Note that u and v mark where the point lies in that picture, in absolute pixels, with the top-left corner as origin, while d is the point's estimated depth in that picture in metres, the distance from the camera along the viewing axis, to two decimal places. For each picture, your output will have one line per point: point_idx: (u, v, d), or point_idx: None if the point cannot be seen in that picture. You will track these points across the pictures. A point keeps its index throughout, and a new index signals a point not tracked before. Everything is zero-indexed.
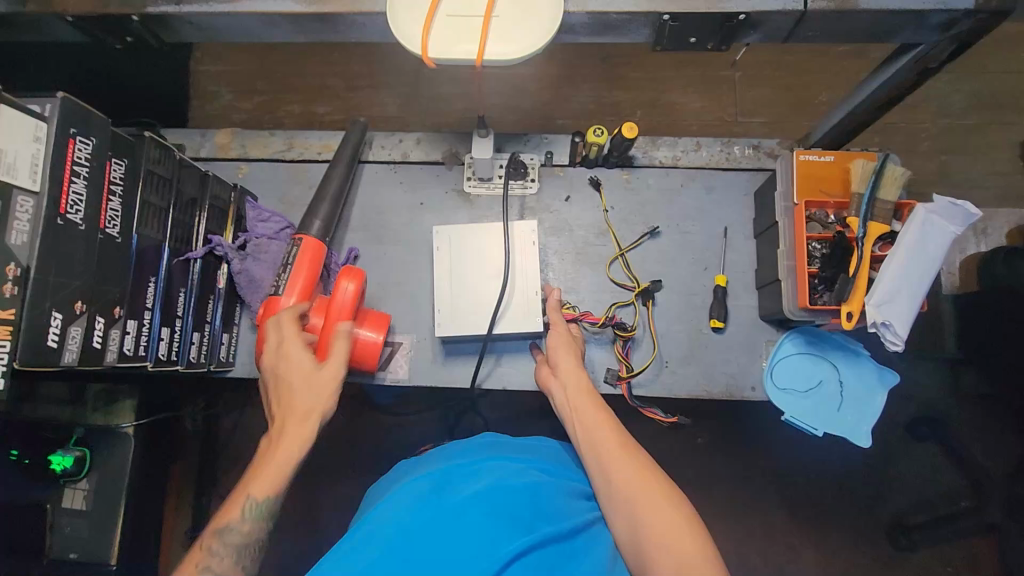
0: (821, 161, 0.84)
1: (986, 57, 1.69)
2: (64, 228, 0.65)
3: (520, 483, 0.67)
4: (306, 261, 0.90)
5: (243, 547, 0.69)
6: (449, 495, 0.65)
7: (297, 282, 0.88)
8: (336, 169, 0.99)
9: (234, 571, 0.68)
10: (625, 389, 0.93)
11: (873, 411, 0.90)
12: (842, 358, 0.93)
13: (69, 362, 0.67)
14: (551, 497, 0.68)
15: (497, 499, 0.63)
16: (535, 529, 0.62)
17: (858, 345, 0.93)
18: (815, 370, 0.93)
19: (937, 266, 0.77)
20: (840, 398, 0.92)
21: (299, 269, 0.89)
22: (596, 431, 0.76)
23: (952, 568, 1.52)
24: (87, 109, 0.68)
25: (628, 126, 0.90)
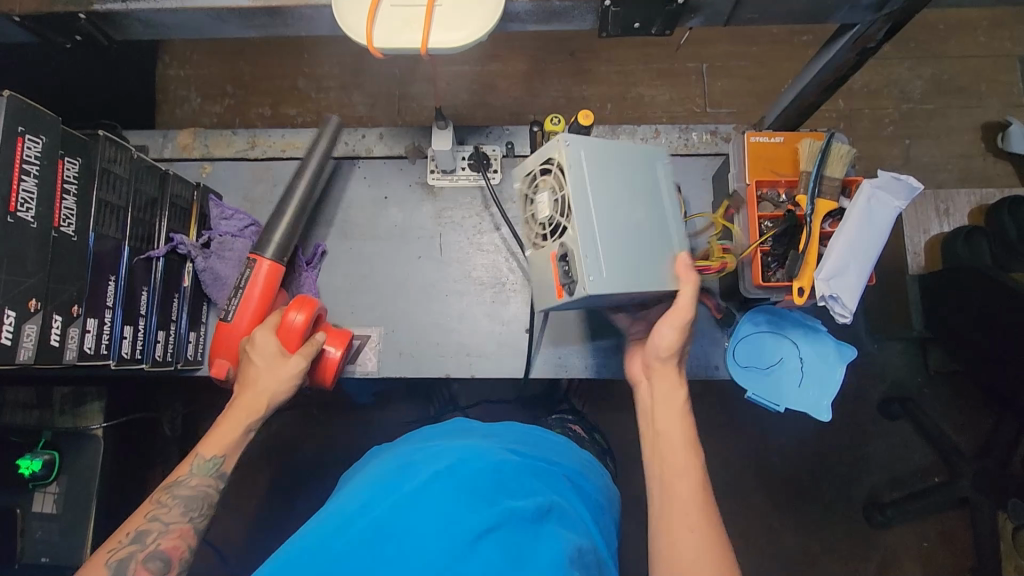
0: (770, 142, 0.86)
1: (943, 42, 1.73)
2: (14, 226, 0.65)
3: (481, 464, 0.66)
4: (262, 286, 0.90)
5: (193, 498, 0.75)
6: (411, 476, 0.65)
7: (248, 308, 0.89)
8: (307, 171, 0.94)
9: (159, 548, 0.70)
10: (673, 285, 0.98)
11: (833, 384, 0.91)
12: (799, 333, 0.94)
13: (25, 359, 0.67)
14: (518, 475, 0.67)
15: (461, 478, 0.63)
16: (496, 503, 0.61)
17: (813, 320, 0.94)
18: (775, 347, 0.94)
19: (884, 240, 0.79)
20: (799, 372, 0.93)
21: (253, 292, 0.89)
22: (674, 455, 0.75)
23: (927, 542, 1.55)
24: (36, 108, 0.68)
25: (584, 114, 0.92)
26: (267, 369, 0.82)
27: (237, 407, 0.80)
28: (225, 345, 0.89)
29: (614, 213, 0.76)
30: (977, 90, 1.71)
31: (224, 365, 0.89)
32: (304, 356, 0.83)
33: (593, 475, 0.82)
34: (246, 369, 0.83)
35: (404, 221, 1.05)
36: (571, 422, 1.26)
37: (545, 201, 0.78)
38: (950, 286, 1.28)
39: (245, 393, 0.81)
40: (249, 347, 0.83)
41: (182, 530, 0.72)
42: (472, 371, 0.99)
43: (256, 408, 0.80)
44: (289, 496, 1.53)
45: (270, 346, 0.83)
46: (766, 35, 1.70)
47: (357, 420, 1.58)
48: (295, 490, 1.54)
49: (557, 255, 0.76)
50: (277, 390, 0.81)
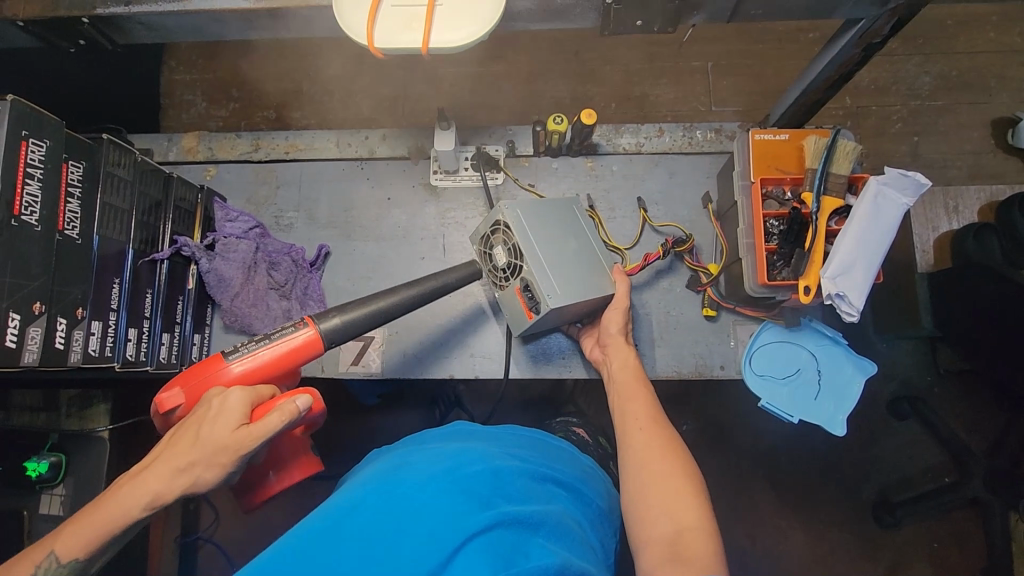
0: (776, 139, 0.85)
1: (951, 38, 1.72)
2: (19, 229, 0.65)
3: (479, 466, 0.67)
4: (283, 352, 0.78)
5: None
6: (407, 475, 0.65)
7: (254, 363, 0.77)
8: (382, 301, 0.83)
9: None
10: (708, 294, 0.96)
11: (849, 400, 0.91)
12: (819, 346, 0.94)
13: (30, 362, 0.67)
14: (513, 481, 0.68)
15: (459, 479, 0.64)
16: (492, 508, 0.61)
17: (835, 333, 0.94)
18: (793, 358, 0.94)
19: (892, 237, 0.78)
20: (817, 385, 0.93)
21: (273, 353, 0.78)
22: (657, 461, 0.76)
23: (937, 544, 1.54)
24: (39, 112, 0.68)
25: (586, 113, 0.91)
26: (206, 444, 0.64)
27: (150, 472, 0.64)
28: (200, 383, 0.76)
29: (549, 247, 0.87)
30: (986, 86, 1.69)
31: (177, 398, 0.75)
32: (254, 438, 0.64)
33: (591, 481, 0.81)
34: (183, 431, 0.66)
35: (407, 222, 1.04)
36: (576, 426, 1.26)
37: (499, 253, 0.90)
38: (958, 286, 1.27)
39: (163, 460, 0.64)
40: (210, 405, 0.67)
41: None
42: (476, 373, 0.99)
43: (169, 488, 0.64)
44: (297, 496, 1.55)
45: (231, 415, 0.66)
46: (771, 33, 1.69)
47: (364, 421, 1.59)
48: (302, 489, 1.56)
49: (520, 288, 0.88)
50: (201, 474, 0.64)
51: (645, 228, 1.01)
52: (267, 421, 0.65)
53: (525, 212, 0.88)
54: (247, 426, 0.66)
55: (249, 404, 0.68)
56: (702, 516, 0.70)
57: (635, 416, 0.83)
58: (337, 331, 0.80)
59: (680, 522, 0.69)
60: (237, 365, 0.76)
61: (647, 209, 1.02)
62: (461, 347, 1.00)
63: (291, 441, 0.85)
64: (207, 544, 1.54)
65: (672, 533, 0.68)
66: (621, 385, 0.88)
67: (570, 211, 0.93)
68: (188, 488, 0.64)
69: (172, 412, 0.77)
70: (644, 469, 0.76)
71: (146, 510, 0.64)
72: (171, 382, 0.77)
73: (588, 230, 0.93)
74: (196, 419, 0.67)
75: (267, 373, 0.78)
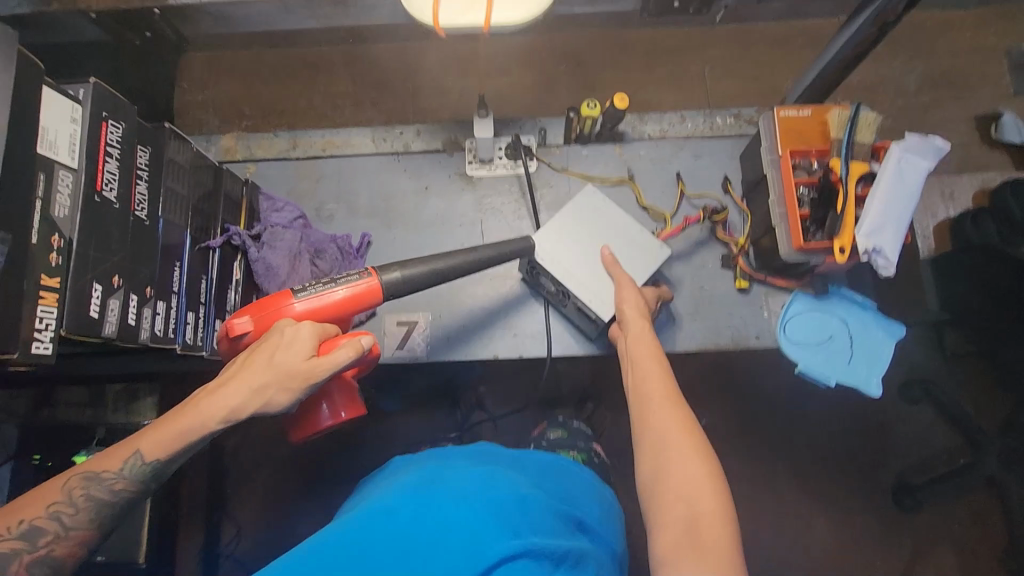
0: (799, 115, 0.91)
1: (931, 41, 1.83)
2: (101, 205, 0.67)
3: (514, 492, 0.67)
4: (347, 296, 0.82)
5: (97, 505, 0.70)
6: (430, 491, 0.66)
7: (322, 301, 0.80)
8: (443, 261, 0.86)
9: (85, 525, 0.69)
10: (743, 265, 1.00)
11: (882, 362, 0.94)
12: (848, 312, 0.98)
13: (110, 334, 0.68)
14: (543, 510, 0.67)
15: (489, 502, 0.64)
16: (523, 537, 0.60)
17: (862, 299, 0.98)
18: (825, 325, 0.97)
19: (917, 198, 0.83)
20: (850, 350, 0.95)
21: (337, 296, 0.81)
22: (678, 439, 0.73)
23: (958, 524, 1.59)
24: (116, 96, 0.72)
25: (620, 96, 0.96)
26: (282, 368, 0.71)
27: (228, 389, 0.71)
28: (269, 315, 0.79)
29: (584, 263, 0.94)
30: (968, 84, 1.80)
31: (244, 323, 0.78)
32: (324, 368, 0.71)
33: (610, 523, 0.80)
34: (259, 354, 0.73)
35: (446, 210, 1.07)
36: (595, 444, 1.26)
37: (546, 280, 0.98)
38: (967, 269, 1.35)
39: (243, 377, 0.71)
40: (283, 333, 0.74)
41: (81, 536, 0.69)
42: (520, 352, 1.01)
43: (246, 404, 0.71)
44: (325, 505, 1.55)
45: (303, 345, 0.73)
46: (762, 40, 1.79)
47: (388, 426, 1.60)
48: (328, 499, 1.56)
49: (576, 305, 0.97)
50: (276, 395, 0.71)
51: (682, 200, 1.06)
52: (336, 353, 0.72)
53: (549, 239, 0.96)
54: (318, 357, 0.73)
55: (318, 337, 0.75)
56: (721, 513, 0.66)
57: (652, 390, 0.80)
58: (399, 284, 0.83)
59: (695, 505, 0.67)
60: (305, 303, 0.79)
61: (684, 183, 1.07)
62: (504, 330, 1.03)
63: (344, 381, 0.87)
64: (229, 561, 1.52)
65: (688, 518, 0.66)
66: (637, 363, 0.84)
67: (587, 211, 0.98)
68: (262, 407, 0.71)
69: (237, 335, 0.80)
70: (659, 447, 0.74)
71: (222, 422, 0.71)
72: (241, 310, 0.80)
73: (618, 217, 0.97)
74: (269, 346, 0.73)
75: (332, 315, 0.81)
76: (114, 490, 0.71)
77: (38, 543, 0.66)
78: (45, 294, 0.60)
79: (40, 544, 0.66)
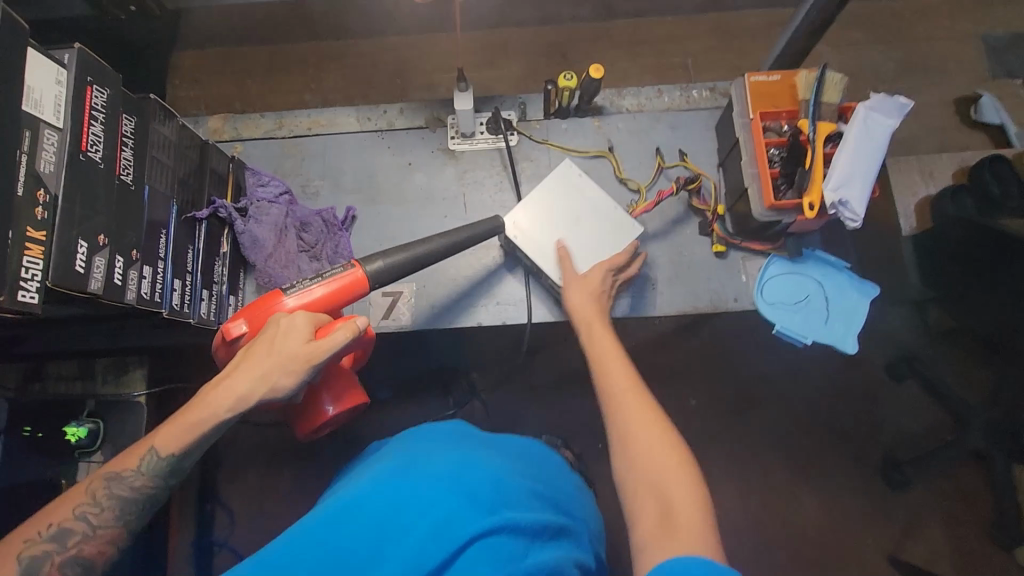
0: (768, 80, 0.93)
1: (909, 28, 1.87)
2: (87, 165, 0.69)
3: (488, 473, 0.68)
4: (333, 289, 0.84)
5: (128, 500, 0.79)
6: (409, 474, 0.67)
7: (311, 295, 0.83)
8: (416, 247, 0.89)
9: (111, 522, 0.78)
10: (718, 231, 1.03)
11: (857, 321, 0.96)
12: (824, 274, 1.00)
13: (95, 290, 0.70)
14: (516, 488, 0.69)
15: (461, 483, 0.65)
16: (496, 514, 0.61)
17: (836, 261, 1.00)
18: (801, 287, 0.99)
19: (883, 154, 0.85)
20: (826, 310, 0.97)
21: (324, 289, 0.84)
22: (647, 433, 0.75)
23: (946, 500, 1.60)
24: (101, 64, 0.74)
25: (595, 67, 0.99)
26: (282, 353, 0.76)
27: (234, 379, 0.77)
28: (261, 313, 0.82)
29: (557, 240, 0.96)
30: (945, 69, 1.84)
31: (240, 326, 0.82)
32: (323, 350, 0.76)
33: (580, 504, 0.83)
34: (257, 345, 0.78)
35: (429, 184, 1.10)
36: (562, 447, 1.29)
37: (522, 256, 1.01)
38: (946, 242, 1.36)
39: (246, 366, 0.77)
40: (279, 324, 0.78)
41: (109, 533, 0.78)
42: (502, 319, 1.03)
43: (250, 391, 0.76)
44: (318, 492, 1.56)
45: (299, 332, 0.78)
46: (743, 29, 1.82)
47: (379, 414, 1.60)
48: (320, 486, 1.57)
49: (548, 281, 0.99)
50: (278, 379, 0.76)
51: (659, 172, 1.08)
52: (335, 335, 0.77)
53: (524, 216, 0.98)
54: (315, 341, 0.78)
55: (313, 324, 0.79)
56: (695, 492, 0.68)
57: (619, 382, 0.81)
58: (382, 272, 0.86)
59: (669, 487, 0.69)
60: (295, 299, 0.83)
61: (662, 156, 1.09)
62: (488, 299, 1.05)
63: (341, 372, 0.90)
64: (223, 550, 1.52)
65: (660, 505, 0.67)
66: (597, 348, 0.86)
67: (564, 190, 0.99)
68: (268, 393, 0.77)
69: (235, 338, 0.83)
70: (629, 435, 0.75)
71: (229, 412, 0.77)
72: (236, 314, 0.84)
73: (591, 190, 0.99)
74: (267, 337, 0.78)
75: (323, 310, 0.84)
76: (135, 487, 0.79)
77: (71, 543, 0.75)
78: (30, 245, 0.62)
79: (73, 544, 0.75)
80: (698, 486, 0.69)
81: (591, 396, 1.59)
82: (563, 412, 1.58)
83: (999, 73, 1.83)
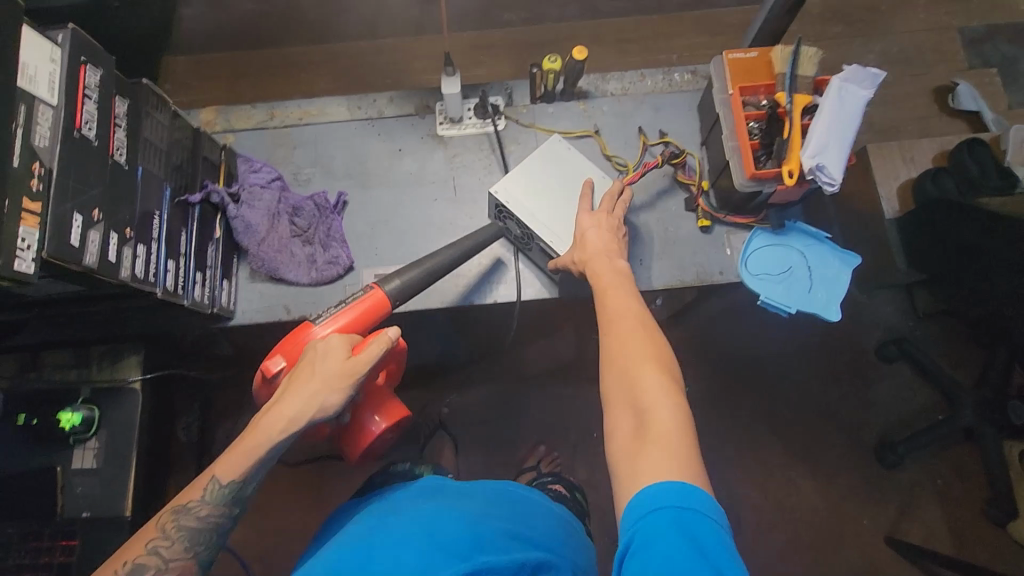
0: (746, 56, 0.96)
1: (886, 21, 1.92)
2: (81, 141, 0.71)
3: (461, 526, 0.74)
4: (360, 310, 0.89)
5: (196, 531, 0.74)
6: (384, 536, 0.74)
7: (339, 319, 0.87)
8: (429, 261, 0.94)
9: (184, 556, 0.72)
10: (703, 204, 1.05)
11: (840, 288, 0.98)
12: (806, 245, 1.02)
13: (90, 264, 0.71)
14: (495, 536, 0.73)
15: (439, 538, 0.71)
16: (467, 560, 0.67)
17: (817, 232, 1.02)
18: (784, 258, 1.01)
19: (857, 124, 0.88)
20: (810, 280, 0.99)
21: (351, 312, 0.88)
22: (634, 346, 0.74)
23: (940, 480, 1.61)
24: (95, 46, 0.76)
25: (578, 49, 1.01)
26: (326, 372, 0.77)
27: (283, 403, 0.76)
28: (296, 346, 0.85)
29: (551, 206, 0.98)
30: (924, 60, 1.88)
31: (277, 362, 0.85)
32: (363, 364, 0.78)
33: (568, 538, 0.85)
34: (299, 370, 0.79)
35: (419, 168, 1.12)
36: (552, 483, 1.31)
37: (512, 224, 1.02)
38: (930, 224, 1.37)
39: (296, 390, 0.77)
40: (316, 348, 0.80)
41: (183, 565, 0.72)
42: (494, 298, 1.05)
43: (302, 412, 0.75)
44: (315, 488, 1.55)
45: (337, 349, 0.79)
46: (726, 24, 1.87)
47: None
48: (317, 483, 1.56)
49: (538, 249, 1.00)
50: (325, 397, 0.76)
51: (643, 153, 1.10)
52: (370, 348, 0.80)
53: (517, 184, 0.99)
54: (352, 356, 0.79)
55: (348, 342, 0.81)
56: (674, 417, 0.67)
57: (611, 311, 0.80)
58: (401, 290, 0.91)
59: (645, 409, 0.68)
60: (326, 326, 0.87)
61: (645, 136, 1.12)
62: (479, 278, 1.06)
63: (377, 390, 0.93)
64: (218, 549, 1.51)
65: (636, 427, 0.67)
66: (600, 275, 0.85)
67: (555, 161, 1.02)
68: (317, 413, 0.76)
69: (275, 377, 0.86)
70: (615, 357, 0.74)
71: (280, 438, 0.75)
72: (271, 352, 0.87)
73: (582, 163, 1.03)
74: (308, 359, 0.79)
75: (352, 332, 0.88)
76: (200, 516, 0.74)
77: None
78: (27, 216, 0.63)
79: None
80: (681, 411, 0.67)
81: (586, 386, 1.60)
82: (560, 403, 1.59)
83: (977, 63, 1.88)
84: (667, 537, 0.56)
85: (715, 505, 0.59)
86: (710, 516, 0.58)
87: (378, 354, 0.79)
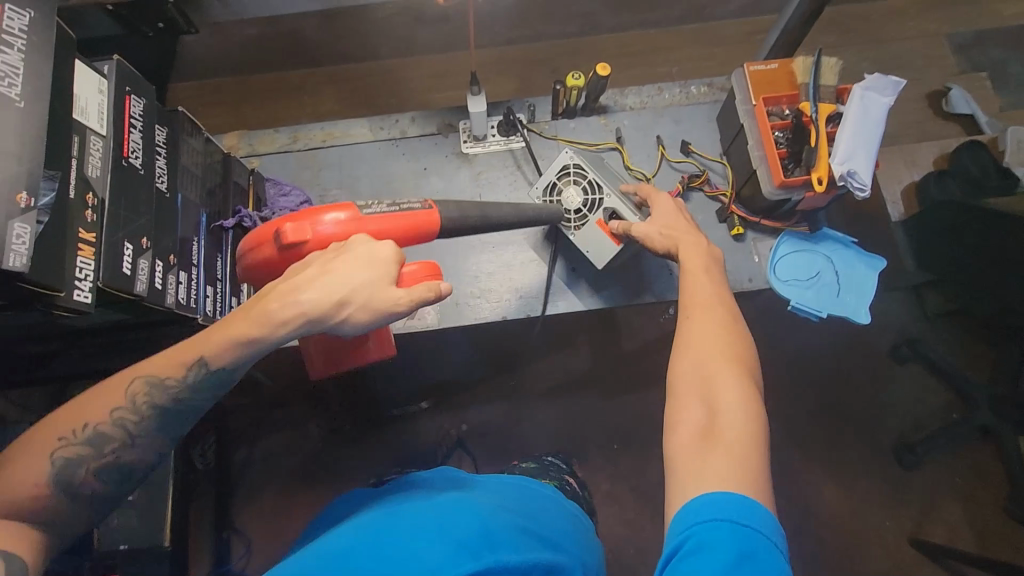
0: (767, 68, 0.99)
1: (879, 29, 1.97)
2: (128, 170, 0.71)
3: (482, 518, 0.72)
4: (409, 221, 0.85)
5: (165, 416, 0.72)
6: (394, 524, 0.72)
7: (379, 224, 0.83)
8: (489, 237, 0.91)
9: (147, 434, 0.71)
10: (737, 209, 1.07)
11: (869, 292, 1.00)
12: (832, 250, 1.04)
13: (141, 292, 0.71)
14: (509, 534, 0.71)
15: (475, 528, 0.70)
16: (479, 556, 0.65)
17: (844, 237, 1.04)
18: (812, 263, 1.03)
19: (882, 128, 0.90)
20: (838, 284, 1.01)
21: (399, 221, 0.84)
22: (715, 341, 0.75)
23: (959, 478, 1.62)
24: (137, 76, 0.76)
25: (601, 66, 1.03)
26: (365, 286, 0.69)
27: (304, 290, 0.69)
28: (327, 227, 0.79)
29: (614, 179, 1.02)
30: (916, 66, 1.93)
31: (292, 226, 0.78)
32: (410, 300, 0.70)
33: (580, 539, 0.84)
34: (332, 263, 0.71)
35: (444, 187, 1.13)
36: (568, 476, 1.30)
37: (573, 194, 1.01)
38: (939, 225, 1.40)
39: (320, 281, 0.69)
40: (362, 250, 0.72)
41: (148, 444, 0.72)
42: (527, 312, 1.06)
43: (319, 309, 0.68)
44: None
45: (387, 269, 0.71)
46: (723, 37, 1.91)
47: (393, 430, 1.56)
48: None
49: (603, 219, 0.99)
50: (353, 308, 0.69)
51: (664, 165, 1.12)
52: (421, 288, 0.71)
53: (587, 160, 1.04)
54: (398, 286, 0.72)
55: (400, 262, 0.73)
56: (748, 421, 0.67)
57: (698, 298, 0.81)
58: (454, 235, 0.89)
59: (718, 408, 0.68)
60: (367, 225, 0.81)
61: (665, 148, 1.13)
62: (511, 293, 1.07)
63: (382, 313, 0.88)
64: None
65: (706, 420, 0.68)
66: (686, 258, 0.86)
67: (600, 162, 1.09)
68: (333, 317, 0.69)
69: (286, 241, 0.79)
70: (692, 344, 0.75)
71: (287, 325, 0.69)
72: (293, 217, 0.80)
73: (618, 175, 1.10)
74: (347, 259, 0.71)
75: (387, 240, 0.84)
76: (173, 397, 0.72)
77: (104, 453, 0.69)
78: (83, 246, 0.63)
79: (100, 460, 0.69)
80: (753, 417, 0.68)
81: (606, 397, 1.59)
82: (579, 415, 1.58)
83: (968, 67, 1.93)
84: (723, 546, 0.56)
85: (775, 529, 0.59)
86: (771, 539, 0.58)
87: (427, 298, 0.71)
